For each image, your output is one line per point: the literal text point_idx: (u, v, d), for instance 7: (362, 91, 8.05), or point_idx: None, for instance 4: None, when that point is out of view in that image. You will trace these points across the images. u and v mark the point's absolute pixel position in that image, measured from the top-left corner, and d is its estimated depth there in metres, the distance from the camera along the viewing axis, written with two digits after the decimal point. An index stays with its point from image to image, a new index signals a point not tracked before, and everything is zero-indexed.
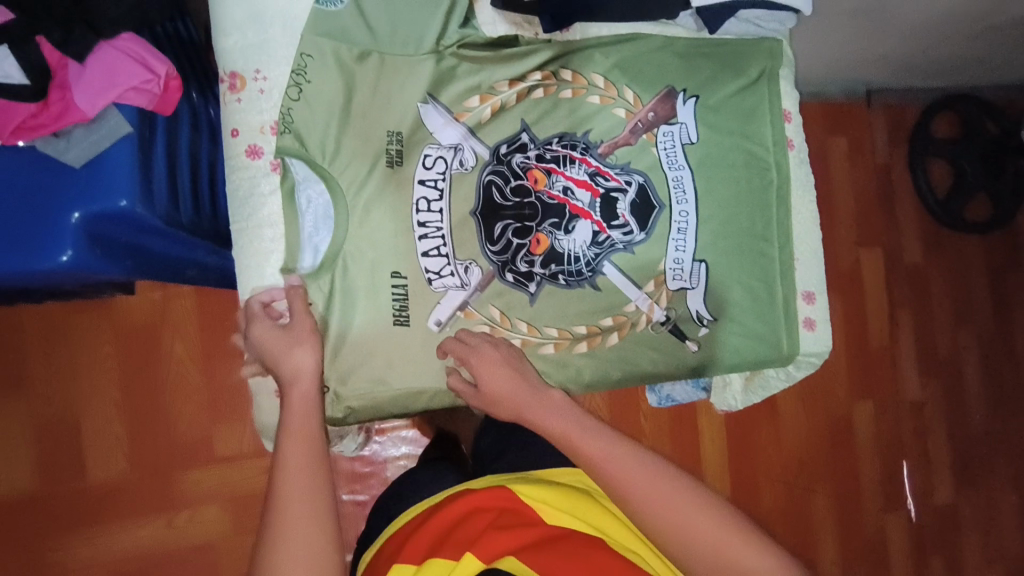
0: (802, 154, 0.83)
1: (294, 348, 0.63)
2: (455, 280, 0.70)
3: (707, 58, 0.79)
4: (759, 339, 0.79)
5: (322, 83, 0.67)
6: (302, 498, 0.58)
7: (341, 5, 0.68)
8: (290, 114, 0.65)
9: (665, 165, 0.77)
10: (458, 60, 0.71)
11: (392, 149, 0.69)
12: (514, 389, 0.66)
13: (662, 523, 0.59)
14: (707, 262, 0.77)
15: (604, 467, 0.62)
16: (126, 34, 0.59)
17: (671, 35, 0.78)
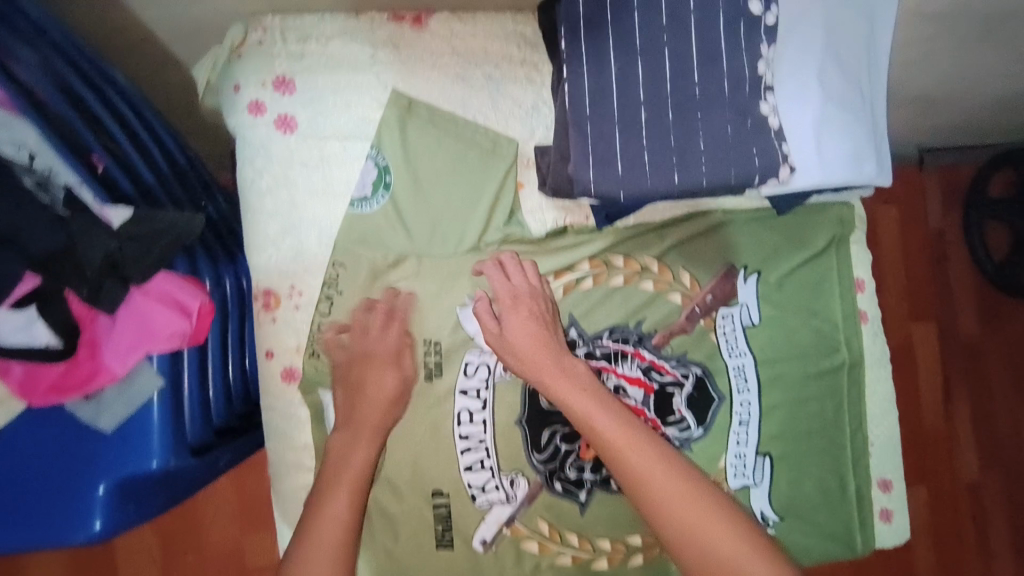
0: (876, 326, 0.75)
1: (372, 380, 0.62)
2: (500, 494, 0.65)
3: (771, 231, 0.72)
4: (831, 538, 0.72)
5: (359, 295, 0.64)
6: (338, 531, 0.55)
7: (376, 206, 0.64)
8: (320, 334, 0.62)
9: (726, 353, 0.71)
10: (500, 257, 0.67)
11: (430, 361, 0.65)
12: (538, 344, 0.61)
13: (717, 562, 0.54)
14: (772, 456, 0.71)
15: (656, 496, 0.56)
16: (159, 274, 0.54)
17: (734, 207, 0.71)
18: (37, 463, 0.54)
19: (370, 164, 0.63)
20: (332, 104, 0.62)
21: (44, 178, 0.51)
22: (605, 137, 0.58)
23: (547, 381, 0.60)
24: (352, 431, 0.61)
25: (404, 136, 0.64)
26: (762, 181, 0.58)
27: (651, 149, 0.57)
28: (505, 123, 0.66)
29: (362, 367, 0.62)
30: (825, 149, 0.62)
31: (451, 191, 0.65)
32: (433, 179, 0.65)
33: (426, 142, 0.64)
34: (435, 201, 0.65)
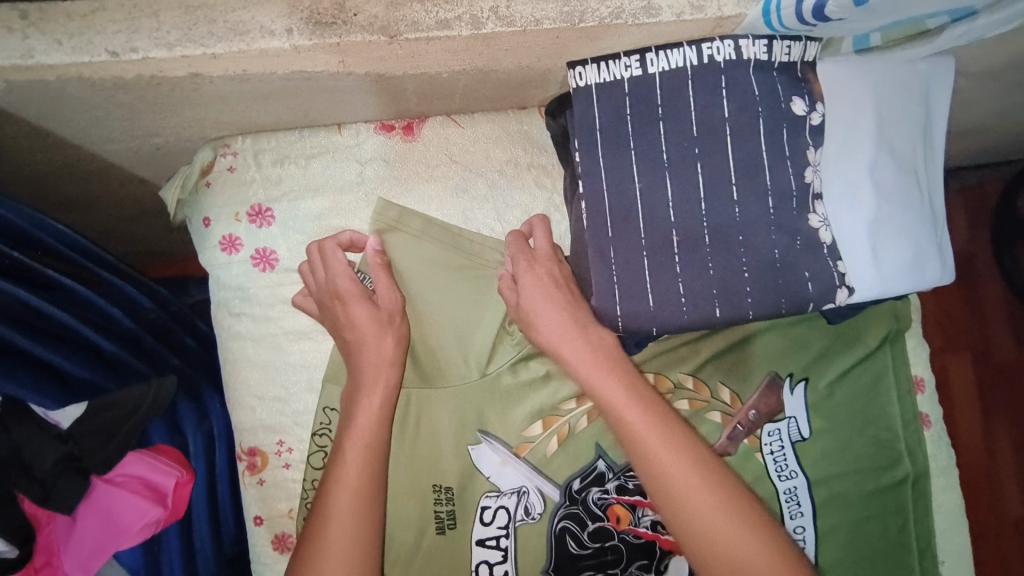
0: (940, 430, 0.68)
1: (366, 312, 0.51)
2: None
3: (820, 331, 0.64)
4: None
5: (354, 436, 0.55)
6: (356, 500, 0.47)
7: None
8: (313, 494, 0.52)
9: (774, 475, 0.62)
10: (516, 384, 0.58)
11: (438, 507, 0.57)
12: (561, 312, 0.52)
13: None
14: None
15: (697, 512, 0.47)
16: (128, 455, 0.48)
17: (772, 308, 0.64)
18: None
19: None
20: (316, 232, 0.55)
21: None
22: (632, 265, 0.50)
23: (569, 359, 0.52)
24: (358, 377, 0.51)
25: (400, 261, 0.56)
26: (818, 307, 0.50)
27: (688, 279, 0.49)
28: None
29: (358, 309, 0.51)
30: (884, 256, 0.54)
31: (455, 316, 0.57)
32: (432, 304, 0.57)
33: (424, 259, 0.56)
34: (437, 330, 0.57)
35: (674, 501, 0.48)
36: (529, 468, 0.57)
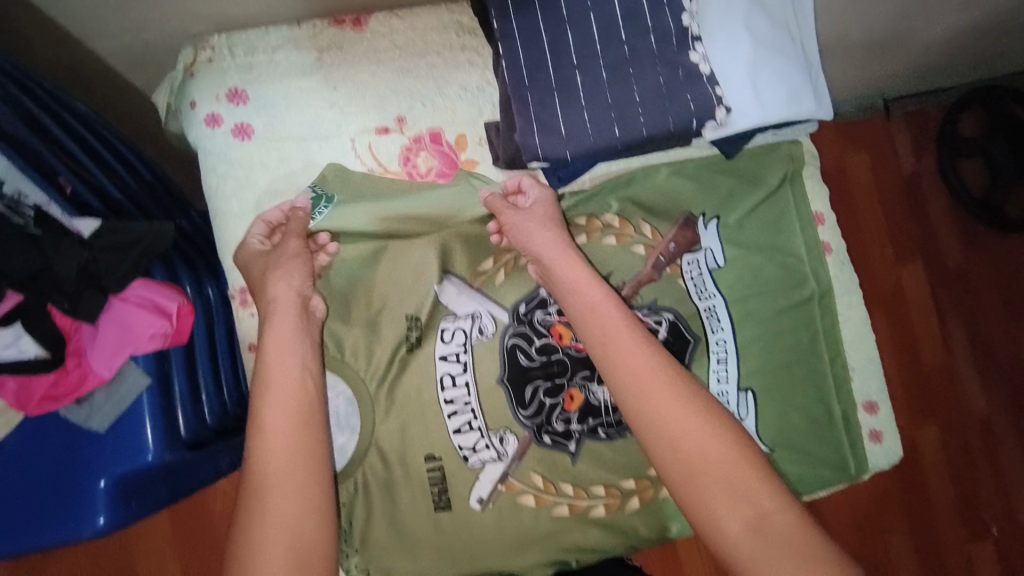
0: (843, 255, 0.77)
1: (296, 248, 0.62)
2: (491, 453, 0.68)
3: (726, 174, 0.76)
4: (825, 467, 0.74)
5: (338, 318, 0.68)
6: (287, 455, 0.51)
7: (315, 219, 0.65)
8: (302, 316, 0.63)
9: (695, 296, 0.73)
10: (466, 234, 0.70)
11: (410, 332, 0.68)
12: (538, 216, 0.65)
13: (663, 421, 0.54)
14: (754, 389, 0.74)
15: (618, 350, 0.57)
16: (137, 280, 0.59)
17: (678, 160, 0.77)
18: (29, 458, 0.58)
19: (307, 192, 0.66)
20: (284, 107, 0.66)
21: (14, 200, 0.54)
22: (546, 105, 0.61)
23: (523, 232, 0.64)
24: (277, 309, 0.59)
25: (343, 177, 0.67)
26: (700, 124, 0.60)
27: (591, 110, 0.60)
28: (454, 122, 0.70)
29: (267, 258, 0.61)
30: (760, 88, 0.65)
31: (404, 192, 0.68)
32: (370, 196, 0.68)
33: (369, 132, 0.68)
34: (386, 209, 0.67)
35: (600, 338, 0.58)
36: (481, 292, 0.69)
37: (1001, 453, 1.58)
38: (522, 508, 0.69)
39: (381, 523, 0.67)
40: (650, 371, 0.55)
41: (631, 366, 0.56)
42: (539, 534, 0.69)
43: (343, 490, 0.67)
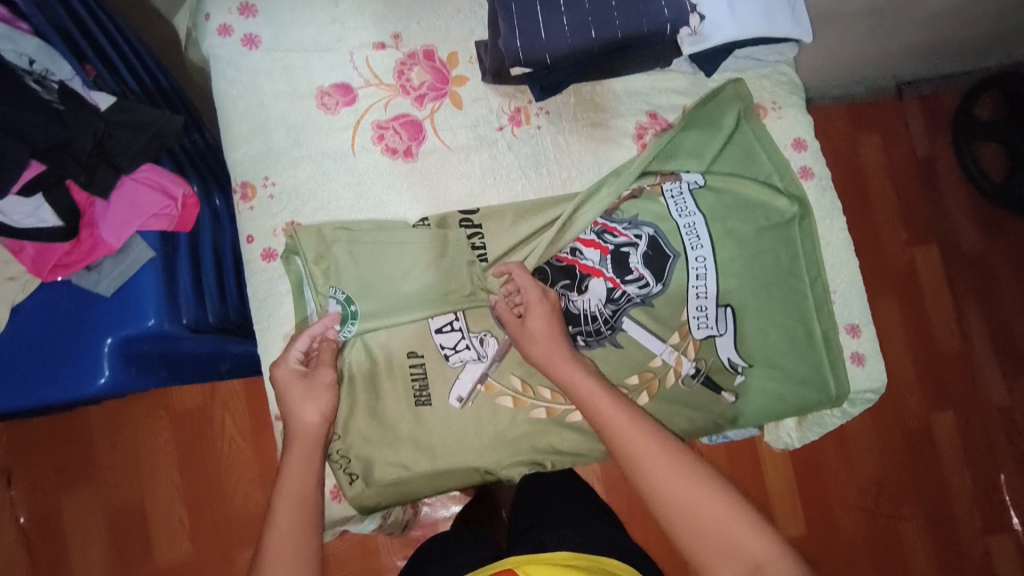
0: (823, 180, 0.79)
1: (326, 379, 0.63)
2: (471, 353, 0.71)
3: (690, 130, 0.76)
4: (803, 386, 0.75)
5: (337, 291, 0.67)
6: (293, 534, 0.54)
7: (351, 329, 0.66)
8: (297, 240, 0.66)
9: (675, 212, 0.75)
10: (448, 155, 0.73)
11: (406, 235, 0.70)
12: (547, 322, 0.66)
13: (701, 524, 0.53)
14: (734, 306, 0.75)
15: (644, 459, 0.57)
16: (145, 164, 0.64)
17: (642, 110, 0.77)
18: (46, 316, 0.64)
19: (333, 303, 0.66)
20: (291, 21, 0.72)
21: (42, 76, 0.59)
22: (528, 12, 0.65)
23: (534, 346, 0.65)
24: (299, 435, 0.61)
25: (353, 253, 0.68)
26: (674, 28, 0.64)
27: (570, 14, 0.64)
28: (446, 40, 0.75)
29: (303, 387, 0.62)
30: (735, 5, 0.69)
31: (421, 282, 0.68)
32: (388, 292, 0.67)
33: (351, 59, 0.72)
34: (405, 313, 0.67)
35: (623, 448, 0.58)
36: (469, 194, 0.73)
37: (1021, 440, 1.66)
38: (498, 408, 0.70)
39: (361, 415, 0.68)
40: (647, 442, 0.57)
41: (629, 438, 0.58)
42: (515, 436, 0.70)
43: None
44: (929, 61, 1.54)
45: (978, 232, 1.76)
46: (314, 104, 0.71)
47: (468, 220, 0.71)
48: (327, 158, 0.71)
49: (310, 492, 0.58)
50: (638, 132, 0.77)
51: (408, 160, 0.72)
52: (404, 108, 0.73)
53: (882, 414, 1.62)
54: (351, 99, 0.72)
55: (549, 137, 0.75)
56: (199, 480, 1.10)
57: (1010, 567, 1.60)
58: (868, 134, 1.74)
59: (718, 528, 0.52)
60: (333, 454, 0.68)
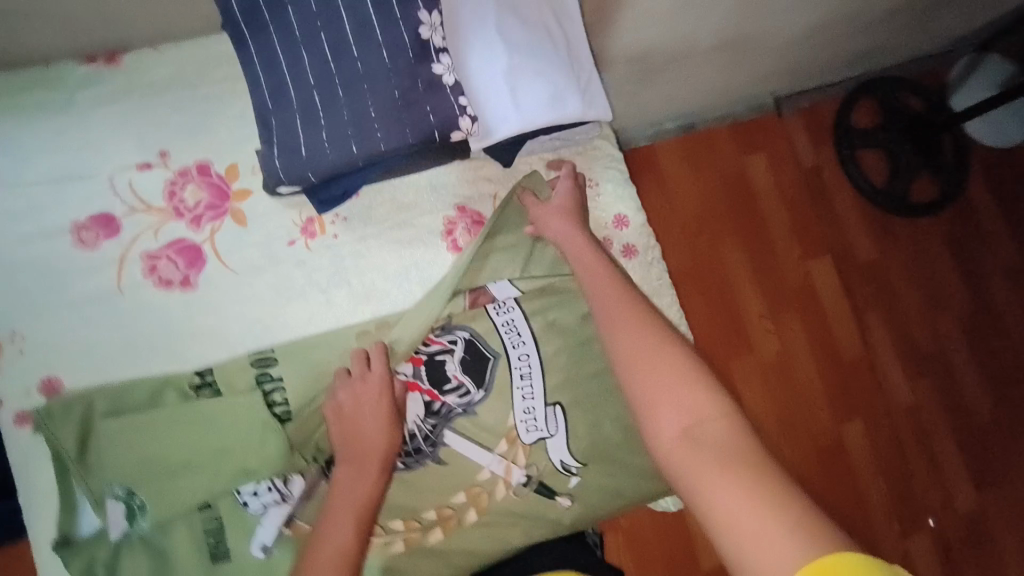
0: (648, 256, 0.77)
1: (380, 410, 0.64)
2: (274, 496, 0.65)
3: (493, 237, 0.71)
4: (643, 476, 0.72)
5: (103, 469, 0.61)
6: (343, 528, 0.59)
7: (140, 528, 0.62)
8: (43, 415, 0.60)
9: (493, 310, 0.71)
10: (237, 281, 0.67)
11: (193, 380, 0.64)
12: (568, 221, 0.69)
13: (650, 378, 0.52)
14: (563, 403, 0.71)
15: (615, 320, 0.57)
16: None
17: (447, 211, 0.72)
18: None
19: (112, 502, 0.62)
20: (33, 150, 0.64)
21: None
22: (289, 127, 0.59)
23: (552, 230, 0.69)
24: (358, 459, 0.63)
25: (124, 440, 0.61)
26: (443, 135, 0.59)
27: (329, 129, 0.59)
28: (223, 151, 0.68)
29: (355, 385, 0.64)
30: (518, 93, 0.64)
31: (205, 454, 0.63)
32: (167, 468, 0.62)
33: (100, 185, 0.65)
34: (190, 492, 0.62)
35: (602, 307, 0.59)
36: (260, 319, 0.67)
37: (930, 435, 1.71)
38: None
39: None
40: (625, 314, 0.57)
41: (607, 313, 0.58)
42: None
43: (104, 549, 0.61)
44: (794, 76, 1.61)
45: (868, 240, 1.78)
46: (69, 240, 0.64)
47: (265, 374, 0.65)
48: (87, 301, 0.64)
49: (367, 501, 0.61)
50: (446, 229, 0.72)
51: (186, 290, 0.66)
52: (178, 233, 0.66)
53: (796, 430, 1.60)
54: (114, 229, 0.65)
55: (348, 246, 0.69)
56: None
57: (930, 565, 1.63)
58: (754, 153, 1.71)
59: (666, 390, 0.51)
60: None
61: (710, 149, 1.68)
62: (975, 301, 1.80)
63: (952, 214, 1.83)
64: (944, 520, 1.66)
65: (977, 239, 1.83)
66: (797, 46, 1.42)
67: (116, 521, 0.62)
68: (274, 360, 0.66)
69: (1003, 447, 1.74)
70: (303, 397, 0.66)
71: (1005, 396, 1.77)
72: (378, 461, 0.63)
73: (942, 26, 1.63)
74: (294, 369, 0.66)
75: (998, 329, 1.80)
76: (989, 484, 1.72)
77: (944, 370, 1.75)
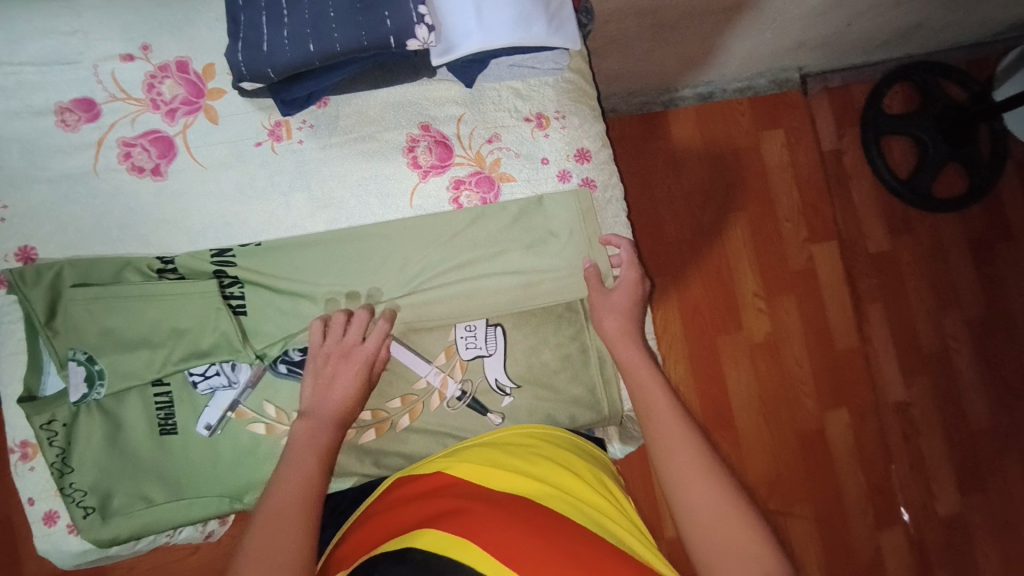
0: (609, 195, 0.78)
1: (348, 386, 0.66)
2: (221, 380, 0.70)
3: (466, 172, 0.74)
4: (576, 405, 0.75)
5: (67, 329, 0.66)
6: (304, 477, 0.59)
7: (100, 393, 0.67)
8: (19, 272, 0.66)
9: (446, 225, 0.73)
10: (205, 176, 0.70)
11: (155, 264, 0.69)
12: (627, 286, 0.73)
13: (703, 518, 0.57)
14: (505, 324, 0.75)
15: (672, 447, 0.61)
16: None
17: (409, 128, 0.74)
18: None
19: (73, 365, 0.66)
20: (21, 31, 0.68)
21: None
22: (254, 24, 0.62)
23: None
24: (319, 421, 0.64)
25: (91, 310, 0.66)
26: (398, 41, 0.61)
27: (291, 25, 0.61)
28: (200, 51, 0.70)
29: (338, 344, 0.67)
30: (482, 12, 0.64)
31: (164, 329, 0.67)
32: (128, 338, 0.67)
33: (84, 71, 0.69)
34: (147, 364, 0.67)
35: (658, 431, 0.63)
36: (222, 214, 0.70)
37: (919, 435, 1.67)
38: (251, 435, 0.70)
39: (98, 446, 0.67)
40: (679, 438, 0.62)
41: (666, 434, 0.63)
42: (268, 460, 0.70)
43: (63, 410, 0.66)
44: (822, 50, 1.53)
45: (883, 231, 1.70)
46: (52, 120, 0.69)
47: (221, 268, 0.69)
48: (64, 179, 0.69)
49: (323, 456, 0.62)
50: (408, 146, 0.74)
51: (156, 179, 0.70)
52: (153, 124, 0.70)
53: (778, 412, 1.59)
54: (94, 114, 0.69)
55: (311, 152, 0.72)
56: (20, 520, 1.05)
57: (899, 560, 1.60)
58: (773, 129, 1.66)
59: (715, 521, 0.56)
60: (65, 486, 0.66)
61: (726, 120, 1.63)
62: (989, 304, 1.73)
63: (979, 212, 1.74)
64: (921, 520, 1.63)
65: (1002, 240, 1.75)
66: (821, 18, 1.35)
67: (77, 383, 0.66)
68: (233, 261, 0.70)
69: (994, 455, 1.69)
70: (258, 293, 0.70)
71: (1008, 405, 1.71)
72: (328, 428, 0.64)
73: (992, 8, 1.52)
74: (252, 269, 0.70)
75: (1009, 336, 1.73)
76: (975, 489, 1.67)
77: (945, 371, 1.70)
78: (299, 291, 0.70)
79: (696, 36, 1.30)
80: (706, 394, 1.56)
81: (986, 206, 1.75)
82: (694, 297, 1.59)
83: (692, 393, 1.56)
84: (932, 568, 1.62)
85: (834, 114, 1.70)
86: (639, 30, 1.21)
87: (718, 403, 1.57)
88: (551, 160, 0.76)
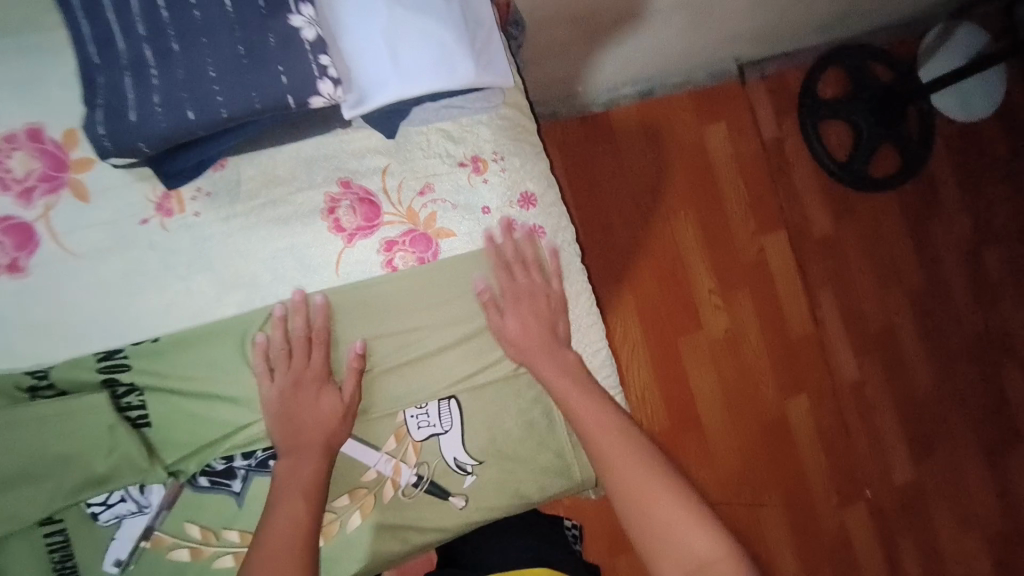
0: (558, 241, 0.71)
1: (329, 408, 0.61)
2: (129, 506, 0.60)
3: (399, 233, 0.65)
4: (545, 474, 0.69)
5: None
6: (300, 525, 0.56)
7: None
8: None
9: (381, 294, 0.64)
10: (81, 267, 0.58)
11: (25, 381, 0.57)
12: None
13: None
14: (459, 396, 0.67)
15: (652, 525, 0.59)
16: None
17: (326, 186, 0.64)
18: None
19: None
20: None
21: None
22: (117, 87, 0.50)
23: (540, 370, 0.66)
24: (300, 454, 0.59)
25: None
26: (298, 101, 0.51)
27: (163, 89, 0.49)
28: (56, 114, 0.58)
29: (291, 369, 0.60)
30: (398, 55, 0.55)
31: (46, 460, 0.56)
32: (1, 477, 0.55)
33: None
34: (31, 503, 0.56)
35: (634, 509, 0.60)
36: (108, 310, 0.59)
37: (873, 411, 1.72)
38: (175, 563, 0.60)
39: None
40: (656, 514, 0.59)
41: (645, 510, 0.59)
42: None
43: None
44: (758, 40, 1.50)
45: (827, 215, 1.72)
46: None
47: (113, 378, 0.58)
48: None
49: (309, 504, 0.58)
50: (329, 206, 0.64)
51: (15, 275, 0.57)
52: (2, 208, 0.57)
53: (741, 406, 1.59)
54: None
55: (211, 226, 0.61)
56: None
57: (865, 534, 1.65)
58: (714, 123, 1.63)
59: None
60: None
61: (667, 117, 1.59)
62: (927, 278, 1.79)
63: (912, 189, 1.79)
64: (881, 493, 1.68)
65: (934, 214, 1.80)
66: (757, 9, 1.31)
67: None
68: (126, 365, 0.59)
69: (940, 421, 1.76)
70: (163, 399, 0.60)
71: (949, 372, 1.78)
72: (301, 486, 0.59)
73: None
74: (153, 373, 0.59)
75: (947, 306, 1.79)
76: (926, 455, 1.74)
77: (892, 345, 1.75)
78: (213, 393, 0.60)
79: (635, 35, 1.23)
80: (670, 398, 1.54)
81: (918, 183, 1.80)
82: (650, 301, 1.55)
83: (657, 398, 1.53)
84: (894, 536, 1.68)
85: (772, 103, 1.69)
86: (573, 35, 1.14)
87: (682, 405, 1.55)
88: (492, 209, 0.68)
